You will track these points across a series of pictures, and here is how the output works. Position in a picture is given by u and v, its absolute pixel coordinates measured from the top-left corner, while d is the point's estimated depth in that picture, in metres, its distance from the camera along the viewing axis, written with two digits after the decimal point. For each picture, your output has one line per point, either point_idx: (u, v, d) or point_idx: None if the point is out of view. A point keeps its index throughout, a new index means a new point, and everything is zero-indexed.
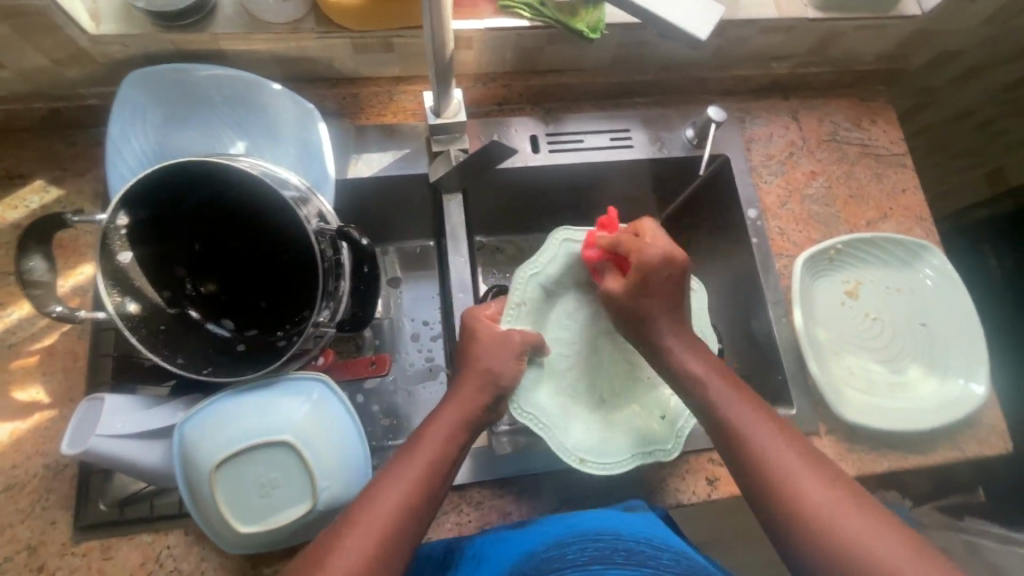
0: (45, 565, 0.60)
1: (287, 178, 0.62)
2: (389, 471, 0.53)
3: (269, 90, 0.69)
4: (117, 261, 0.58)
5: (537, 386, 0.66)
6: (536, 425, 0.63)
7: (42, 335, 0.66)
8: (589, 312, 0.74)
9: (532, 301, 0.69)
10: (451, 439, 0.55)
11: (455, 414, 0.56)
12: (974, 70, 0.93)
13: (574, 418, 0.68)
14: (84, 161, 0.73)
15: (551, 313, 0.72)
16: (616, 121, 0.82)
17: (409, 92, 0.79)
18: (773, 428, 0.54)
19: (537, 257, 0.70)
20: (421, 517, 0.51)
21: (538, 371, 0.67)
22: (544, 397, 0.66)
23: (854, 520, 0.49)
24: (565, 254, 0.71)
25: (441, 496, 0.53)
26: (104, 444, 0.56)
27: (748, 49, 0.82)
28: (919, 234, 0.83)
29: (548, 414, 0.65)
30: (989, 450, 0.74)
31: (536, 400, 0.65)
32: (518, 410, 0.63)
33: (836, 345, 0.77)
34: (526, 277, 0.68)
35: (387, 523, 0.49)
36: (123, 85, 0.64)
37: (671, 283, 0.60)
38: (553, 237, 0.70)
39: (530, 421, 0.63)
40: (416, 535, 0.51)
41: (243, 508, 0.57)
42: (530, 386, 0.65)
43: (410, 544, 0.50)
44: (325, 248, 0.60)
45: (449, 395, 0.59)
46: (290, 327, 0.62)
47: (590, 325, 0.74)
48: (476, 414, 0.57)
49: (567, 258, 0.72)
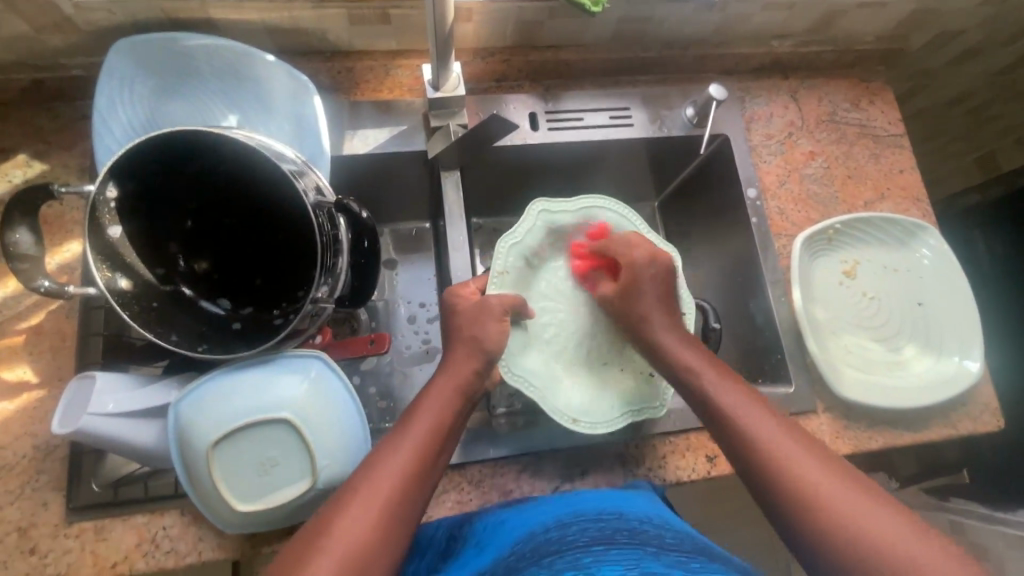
0: (37, 547, 0.58)
1: (283, 151, 0.61)
2: (392, 438, 0.53)
3: (262, 62, 0.67)
4: (107, 236, 0.56)
5: (524, 351, 0.68)
6: (525, 388, 0.65)
7: (29, 314, 0.64)
8: (576, 280, 0.77)
9: (515, 270, 0.71)
10: (450, 406, 0.55)
11: (451, 381, 0.56)
12: (970, 52, 0.94)
13: (565, 381, 0.69)
14: (71, 135, 0.70)
15: (533, 285, 0.74)
16: (616, 100, 0.81)
17: (406, 67, 0.77)
18: (780, 429, 0.53)
19: (516, 229, 0.72)
20: (429, 479, 0.51)
21: (524, 335, 0.69)
22: (531, 362, 0.68)
23: (837, 490, 0.48)
24: (542, 226, 0.73)
25: (442, 464, 0.53)
26: (96, 423, 0.55)
27: (750, 26, 0.81)
28: (915, 214, 0.83)
29: (537, 378, 0.67)
30: (981, 428, 0.75)
31: (524, 364, 0.67)
32: (507, 372, 0.65)
33: (834, 325, 0.77)
34: (506, 248, 0.70)
35: (395, 486, 0.49)
36: (109, 54, 0.62)
37: (659, 285, 0.65)
38: (531, 209, 0.73)
39: (520, 384, 0.65)
40: (423, 500, 0.50)
41: (242, 485, 0.57)
42: (517, 351, 0.67)
43: (417, 510, 0.49)
44: (324, 222, 0.59)
45: (443, 368, 0.58)
46: (287, 306, 0.61)
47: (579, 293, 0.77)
48: (471, 383, 0.57)
49: (545, 229, 0.74)
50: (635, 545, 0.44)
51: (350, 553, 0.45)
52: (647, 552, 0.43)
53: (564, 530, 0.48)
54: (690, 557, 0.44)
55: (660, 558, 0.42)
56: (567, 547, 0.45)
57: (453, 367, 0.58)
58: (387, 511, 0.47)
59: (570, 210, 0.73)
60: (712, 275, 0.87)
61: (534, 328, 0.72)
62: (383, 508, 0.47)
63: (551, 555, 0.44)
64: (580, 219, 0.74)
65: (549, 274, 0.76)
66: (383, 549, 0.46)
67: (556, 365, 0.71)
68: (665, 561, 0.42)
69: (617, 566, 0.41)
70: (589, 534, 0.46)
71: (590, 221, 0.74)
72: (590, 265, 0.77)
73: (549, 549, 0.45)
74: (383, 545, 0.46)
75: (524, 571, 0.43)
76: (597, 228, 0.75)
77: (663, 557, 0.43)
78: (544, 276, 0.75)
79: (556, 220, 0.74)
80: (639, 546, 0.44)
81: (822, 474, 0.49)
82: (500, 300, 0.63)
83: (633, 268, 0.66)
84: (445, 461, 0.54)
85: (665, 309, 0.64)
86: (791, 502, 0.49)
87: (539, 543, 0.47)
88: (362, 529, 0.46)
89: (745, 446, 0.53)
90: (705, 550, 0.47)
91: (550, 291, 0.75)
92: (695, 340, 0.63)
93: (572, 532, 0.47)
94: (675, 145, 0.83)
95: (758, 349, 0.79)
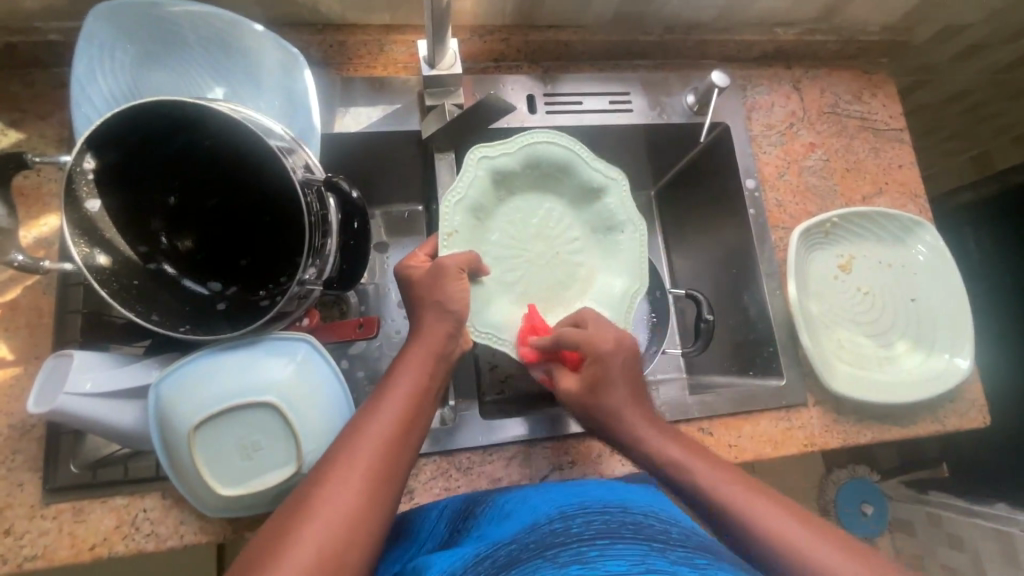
0: (13, 527, 0.57)
1: (272, 127, 0.58)
2: (369, 410, 0.51)
3: (251, 32, 0.64)
4: (85, 210, 0.54)
5: (488, 304, 0.66)
6: (494, 342, 0.64)
7: (4, 289, 0.62)
8: (527, 218, 0.74)
9: (464, 226, 0.67)
10: (425, 374, 0.54)
11: (424, 351, 0.55)
12: (974, 47, 0.93)
13: (528, 328, 0.68)
14: (48, 105, 0.67)
15: (485, 236, 0.71)
16: (616, 84, 0.79)
17: (400, 43, 0.75)
18: (741, 486, 0.50)
19: (456, 184, 0.67)
20: (407, 448, 0.50)
21: (483, 291, 0.67)
22: (496, 313, 0.66)
23: (794, 528, 0.46)
24: (485, 173, 0.69)
25: (421, 434, 0.52)
26: (73, 403, 0.53)
27: (754, 12, 0.80)
28: (912, 210, 0.83)
29: (503, 330, 0.66)
30: (968, 424, 0.75)
31: (487, 319, 0.65)
32: (476, 331, 0.63)
33: (827, 319, 0.77)
34: (451, 205, 0.66)
35: (372, 460, 0.47)
36: (89, 18, 0.59)
37: (637, 397, 0.57)
38: (470, 157, 0.67)
39: (488, 338, 0.64)
40: (404, 469, 0.49)
41: (222, 469, 0.55)
42: (478, 308, 0.65)
43: (397, 479, 0.48)
44: (312, 200, 0.56)
45: (415, 336, 0.57)
46: (274, 288, 0.59)
47: (532, 231, 0.74)
48: (447, 348, 0.56)
49: (490, 177, 0.69)
50: (641, 539, 0.43)
51: (329, 537, 0.42)
52: (653, 547, 0.42)
53: (568, 522, 0.47)
54: (697, 553, 0.43)
55: (667, 554, 0.42)
56: (572, 539, 0.44)
57: (425, 332, 0.56)
58: (370, 484, 0.46)
59: (510, 152, 0.69)
60: (707, 267, 0.86)
61: (490, 282, 0.69)
62: (364, 480, 0.46)
63: (557, 547, 0.43)
64: (521, 161, 0.70)
65: (496, 220, 0.72)
66: (366, 524, 0.44)
67: (514, 308, 0.70)
68: (671, 557, 0.42)
69: (622, 561, 0.40)
70: (594, 526, 0.45)
71: (530, 158, 0.70)
72: (536, 200, 0.74)
73: (553, 541, 0.44)
74: (366, 519, 0.44)
75: (528, 563, 0.42)
76: (540, 165, 0.71)
77: (669, 553, 0.42)
78: (490, 224, 0.71)
79: (496, 165, 0.69)
80: (645, 541, 0.43)
81: (766, 505, 0.48)
82: (456, 259, 0.60)
83: (602, 359, 0.57)
84: (424, 429, 0.53)
85: (641, 409, 0.57)
86: (743, 535, 0.47)
87: (544, 534, 0.46)
88: (343, 507, 0.44)
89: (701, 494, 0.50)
90: (710, 545, 0.46)
91: (500, 237, 0.72)
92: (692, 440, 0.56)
93: (577, 524, 0.46)
94: (675, 132, 0.82)
95: (750, 341, 0.79)
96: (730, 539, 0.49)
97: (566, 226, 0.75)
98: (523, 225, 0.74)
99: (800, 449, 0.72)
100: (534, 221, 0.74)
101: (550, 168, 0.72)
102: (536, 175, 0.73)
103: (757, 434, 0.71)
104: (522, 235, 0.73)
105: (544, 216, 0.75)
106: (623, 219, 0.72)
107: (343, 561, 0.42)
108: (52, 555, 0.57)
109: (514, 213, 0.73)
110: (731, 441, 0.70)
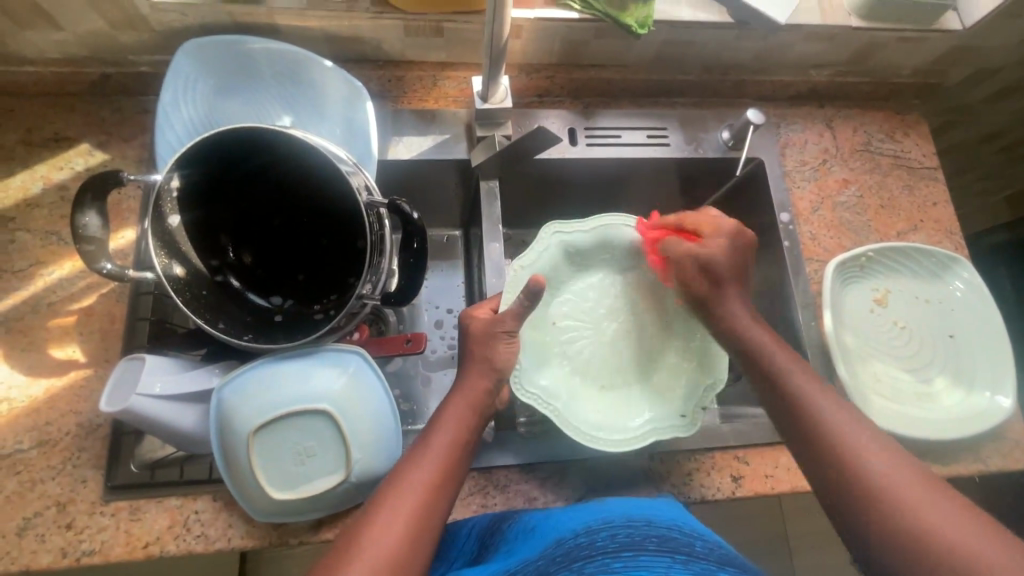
0: (74, 522, 0.60)
1: (338, 151, 0.63)
2: (418, 450, 0.54)
3: (321, 67, 0.70)
4: (167, 224, 0.58)
5: (539, 367, 0.70)
6: (540, 405, 0.66)
7: (82, 296, 0.67)
8: (596, 298, 0.80)
9: None
10: (465, 423, 0.57)
11: (467, 400, 0.58)
12: (1005, 91, 0.93)
13: (580, 398, 0.71)
14: (132, 128, 0.74)
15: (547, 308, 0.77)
16: (654, 119, 0.83)
17: (453, 78, 0.80)
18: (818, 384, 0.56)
19: (531, 249, 0.74)
20: (449, 490, 0.53)
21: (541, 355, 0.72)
22: (546, 377, 0.70)
23: (855, 429, 0.52)
24: (556, 245, 0.76)
25: (462, 476, 0.55)
26: (142, 403, 0.56)
27: (790, 55, 0.82)
28: (948, 247, 0.83)
29: (553, 396, 0.68)
30: (1012, 465, 0.74)
31: (539, 380, 0.68)
32: (519, 388, 0.66)
33: (863, 353, 0.77)
34: (523, 268, 0.72)
35: (416, 502, 0.50)
36: (178, 53, 0.65)
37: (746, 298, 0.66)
38: (545, 230, 0.75)
39: (534, 399, 0.66)
40: (445, 507, 0.52)
41: (276, 477, 0.58)
42: (530, 367, 0.69)
43: (439, 520, 0.51)
44: (372, 220, 0.60)
45: (457, 386, 0.60)
46: (329, 302, 0.63)
47: (597, 315, 0.79)
48: (484, 399, 0.59)
49: (559, 250, 0.76)
50: (664, 551, 0.46)
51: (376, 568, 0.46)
52: (676, 560, 0.45)
53: (594, 535, 0.49)
54: (720, 568, 0.46)
55: (689, 566, 0.45)
56: (597, 552, 0.47)
57: (465, 386, 0.60)
58: (414, 525, 0.49)
59: (584, 229, 0.76)
60: None
61: (552, 347, 0.74)
62: (407, 521, 0.49)
63: (583, 560, 0.46)
64: (595, 239, 0.78)
65: (563, 293, 0.78)
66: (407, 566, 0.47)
67: (572, 381, 0.72)
68: (694, 570, 0.45)
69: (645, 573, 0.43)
70: (618, 539, 0.48)
71: (606, 240, 0.78)
72: (608, 282, 0.80)
73: (579, 554, 0.47)
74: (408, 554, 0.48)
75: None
76: (610, 247, 0.79)
77: (692, 565, 0.45)
78: (555, 295, 0.78)
79: (569, 240, 0.76)
80: (669, 553, 0.46)
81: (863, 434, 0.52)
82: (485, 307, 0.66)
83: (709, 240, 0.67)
84: (463, 473, 0.55)
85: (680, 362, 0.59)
86: (852, 496, 0.49)
87: (570, 547, 0.48)
88: (390, 538, 0.48)
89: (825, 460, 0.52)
90: (737, 563, 0.48)
91: (561, 311, 0.78)
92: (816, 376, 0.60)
93: (602, 537, 0.48)
94: (711, 166, 0.84)
95: None
96: (786, 418, 0.56)
97: (634, 311, 0.80)
98: (588, 305, 0.79)
99: None
100: (600, 304, 0.80)
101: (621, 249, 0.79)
102: (612, 256, 0.80)
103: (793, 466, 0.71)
104: (587, 316, 0.79)
105: (609, 300, 0.80)
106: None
107: None
108: (107, 552, 0.59)
109: (581, 293, 0.79)
110: (767, 472, 0.70)
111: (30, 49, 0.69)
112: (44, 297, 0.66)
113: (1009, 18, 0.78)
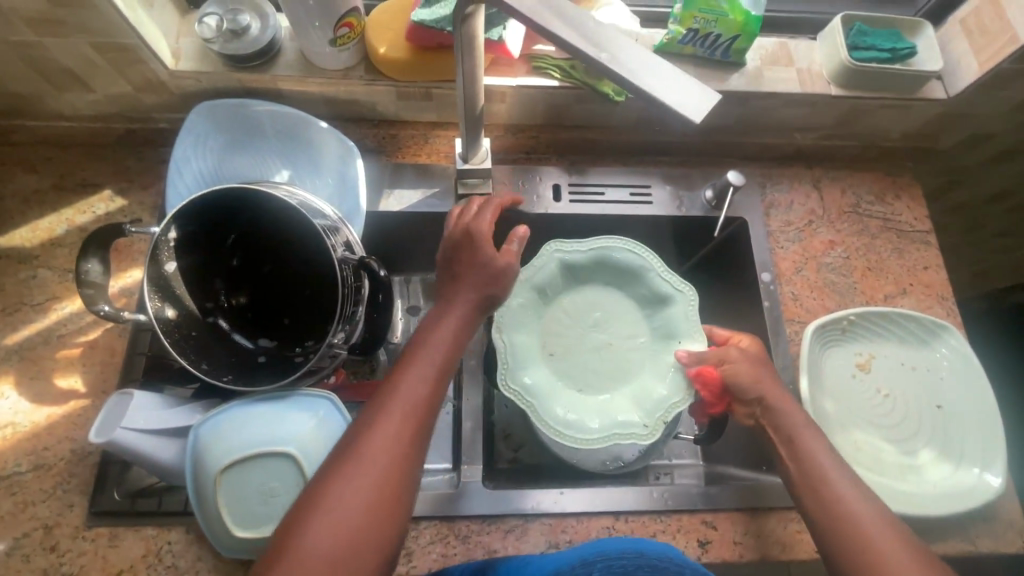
0: (58, 544, 0.64)
1: (321, 207, 0.68)
2: (409, 360, 0.55)
3: (316, 127, 0.76)
4: (163, 269, 0.63)
5: (523, 363, 0.74)
6: (519, 401, 0.70)
7: (87, 330, 0.73)
8: (595, 307, 0.81)
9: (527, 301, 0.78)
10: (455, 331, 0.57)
11: (451, 312, 0.58)
12: (1007, 153, 0.91)
13: (562, 396, 0.73)
14: (150, 176, 0.81)
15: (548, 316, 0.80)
16: (637, 177, 0.86)
17: (443, 136, 0.85)
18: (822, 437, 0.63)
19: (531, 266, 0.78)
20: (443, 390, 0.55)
21: (528, 353, 0.75)
22: (531, 377, 0.73)
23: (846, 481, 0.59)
24: (556, 262, 0.79)
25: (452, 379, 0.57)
26: (126, 436, 0.60)
27: (772, 119, 0.84)
28: (938, 312, 0.82)
29: (532, 394, 0.71)
30: (1005, 548, 0.70)
31: (522, 378, 0.72)
32: (506, 385, 0.71)
33: (844, 419, 0.75)
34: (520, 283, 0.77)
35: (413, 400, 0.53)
36: (192, 113, 0.72)
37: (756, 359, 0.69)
38: (545, 249, 0.79)
39: (515, 395, 0.70)
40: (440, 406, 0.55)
41: (241, 511, 0.60)
42: (516, 365, 0.73)
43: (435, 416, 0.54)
44: (347, 273, 0.64)
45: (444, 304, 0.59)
46: (309, 345, 0.67)
47: (595, 323, 0.80)
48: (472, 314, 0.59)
49: (560, 266, 0.80)
50: None
51: (384, 462, 0.49)
52: None
53: None
54: None
55: None
56: None
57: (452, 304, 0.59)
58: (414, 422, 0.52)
59: (583, 249, 0.80)
60: None
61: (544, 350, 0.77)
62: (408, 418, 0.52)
63: None
64: (594, 257, 0.80)
65: (561, 305, 0.81)
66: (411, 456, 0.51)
67: (557, 381, 0.75)
68: None
69: None
70: None
71: (604, 260, 0.80)
72: (605, 296, 0.82)
73: None
74: (414, 450, 0.51)
75: None
76: (610, 265, 0.81)
77: None
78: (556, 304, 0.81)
79: (570, 259, 0.80)
80: None
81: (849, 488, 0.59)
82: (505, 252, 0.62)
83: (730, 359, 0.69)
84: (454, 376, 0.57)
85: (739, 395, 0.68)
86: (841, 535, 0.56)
87: None
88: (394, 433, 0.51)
89: (835, 529, 0.57)
90: None
91: (555, 320, 0.80)
92: (804, 443, 0.63)
93: None
94: (694, 224, 0.86)
95: None
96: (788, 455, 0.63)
97: (626, 325, 0.80)
98: (587, 313, 0.81)
99: (811, 555, 0.69)
100: (598, 314, 0.81)
101: (621, 268, 0.80)
102: (612, 275, 0.81)
103: (764, 533, 0.69)
104: (585, 322, 0.80)
105: (608, 311, 0.81)
106: (681, 330, 0.76)
107: (401, 485, 0.50)
108: None
109: (584, 302, 0.81)
110: (736, 538, 0.69)
111: (67, 107, 0.78)
112: (56, 329, 0.73)
113: (995, 89, 0.77)
